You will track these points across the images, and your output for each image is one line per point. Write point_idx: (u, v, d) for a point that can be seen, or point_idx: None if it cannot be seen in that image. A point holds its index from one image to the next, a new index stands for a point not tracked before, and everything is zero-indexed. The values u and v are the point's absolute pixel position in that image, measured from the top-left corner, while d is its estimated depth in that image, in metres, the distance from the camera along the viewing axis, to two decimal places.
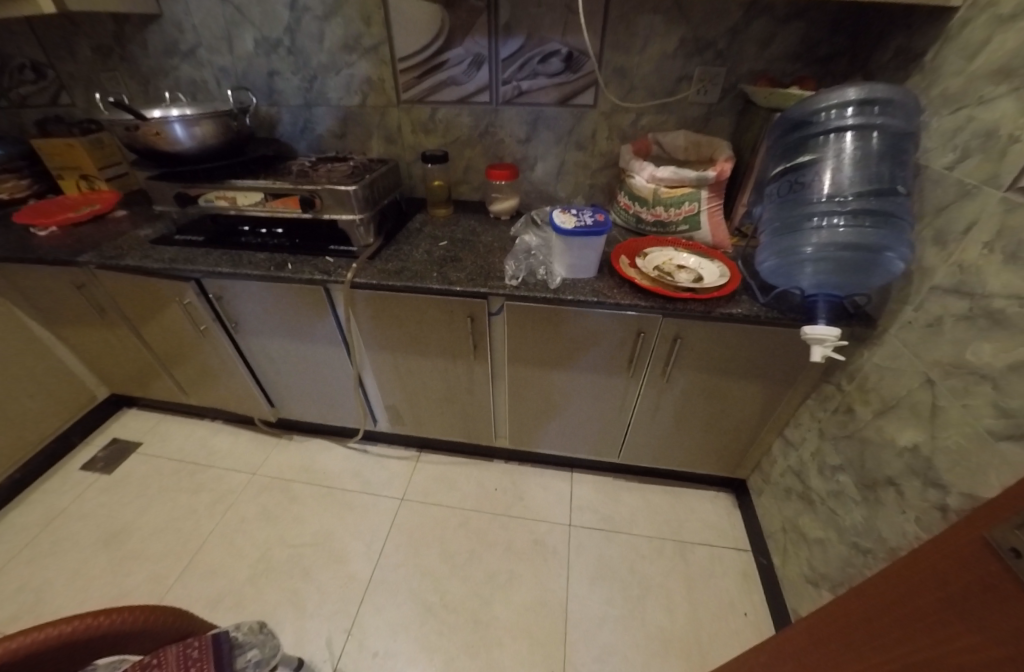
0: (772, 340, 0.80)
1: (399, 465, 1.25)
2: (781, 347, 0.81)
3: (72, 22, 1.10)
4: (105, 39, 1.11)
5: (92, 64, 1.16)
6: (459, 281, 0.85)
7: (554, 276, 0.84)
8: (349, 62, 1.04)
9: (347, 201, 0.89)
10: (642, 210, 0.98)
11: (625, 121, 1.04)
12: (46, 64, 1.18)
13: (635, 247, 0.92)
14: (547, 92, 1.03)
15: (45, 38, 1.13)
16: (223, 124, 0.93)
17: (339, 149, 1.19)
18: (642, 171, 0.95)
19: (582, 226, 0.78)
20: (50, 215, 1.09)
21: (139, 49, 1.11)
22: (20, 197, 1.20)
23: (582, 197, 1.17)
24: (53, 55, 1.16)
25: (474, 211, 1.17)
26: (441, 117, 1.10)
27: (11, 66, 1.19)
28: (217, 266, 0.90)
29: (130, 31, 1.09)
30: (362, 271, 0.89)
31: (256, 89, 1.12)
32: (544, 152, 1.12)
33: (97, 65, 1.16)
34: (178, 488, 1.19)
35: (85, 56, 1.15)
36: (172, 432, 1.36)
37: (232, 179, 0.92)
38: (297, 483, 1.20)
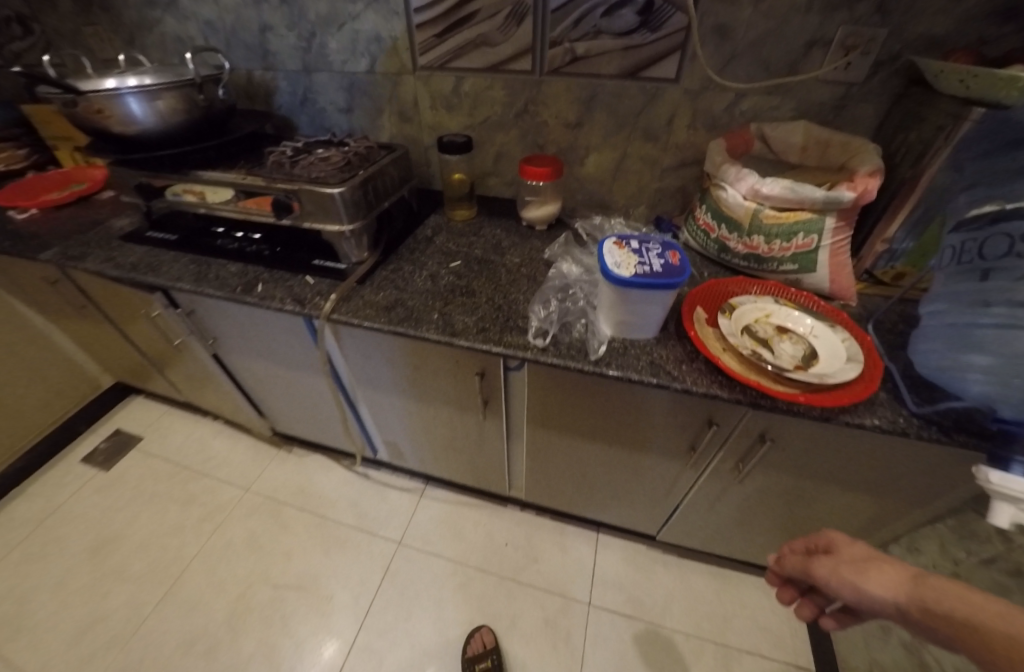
0: (909, 452, 0.55)
1: (402, 499, 1.13)
2: (919, 467, 0.56)
3: None
4: None
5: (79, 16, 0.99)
6: (464, 331, 0.62)
7: (600, 337, 0.60)
8: (352, 13, 0.80)
9: (330, 207, 0.69)
10: (730, 237, 0.70)
11: (716, 103, 0.75)
12: (28, 15, 1.04)
13: (714, 296, 0.66)
14: (612, 58, 0.74)
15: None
16: (188, 99, 0.73)
17: (345, 126, 0.98)
18: (737, 182, 0.66)
19: (649, 276, 0.53)
20: (31, 195, 0.99)
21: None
22: (18, 169, 1.07)
23: (641, 204, 0.91)
24: (35, 6, 1.02)
25: (502, 215, 0.93)
26: (468, 89, 0.85)
27: None
28: (178, 279, 0.75)
29: None
30: (342, 304, 0.68)
31: (248, 48, 0.92)
32: (599, 142, 0.84)
33: (78, 19, 1.00)
34: (170, 500, 1.14)
35: (63, 5, 0.99)
36: (173, 430, 1.31)
37: (201, 169, 0.75)
38: (290, 508, 1.12)
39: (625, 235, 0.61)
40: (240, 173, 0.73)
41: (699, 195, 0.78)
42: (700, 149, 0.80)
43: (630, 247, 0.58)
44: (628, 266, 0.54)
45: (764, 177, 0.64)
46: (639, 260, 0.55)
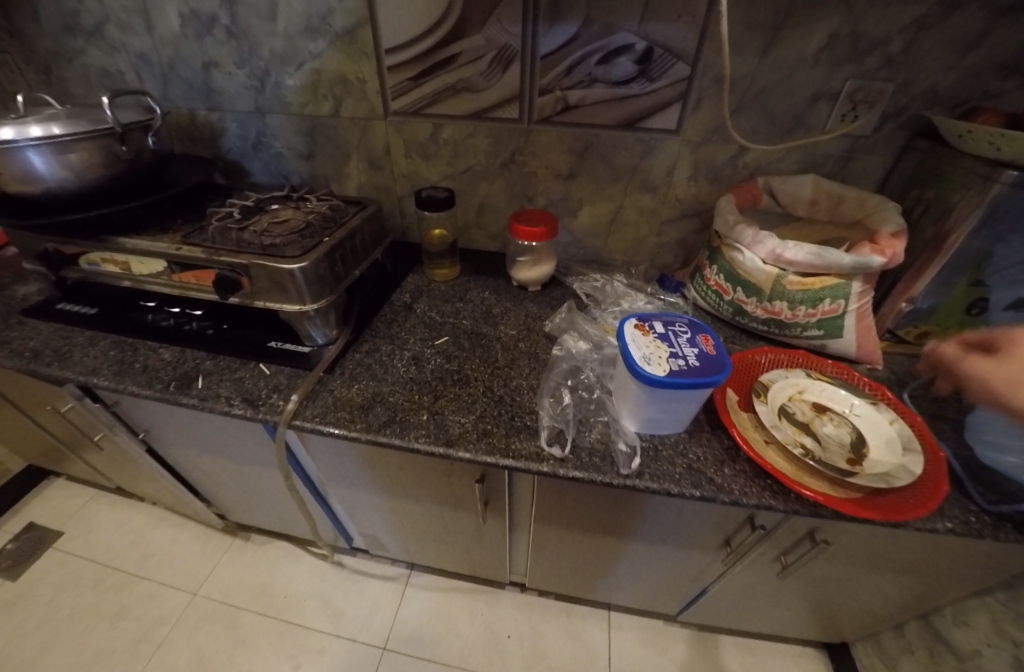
0: (959, 552, 0.51)
1: (383, 591, 0.99)
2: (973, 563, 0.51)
3: None
4: None
5: None
6: (461, 438, 0.53)
7: (626, 436, 0.53)
8: (312, 53, 0.70)
9: (287, 286, 0.58)
10: (748, 301, 0.65)
11: (717, 155, 0.70)
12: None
13: (742, 373, 0.61)
14: (607, 107, 0.68)
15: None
16: (104, 151, 0.58)
17: (306, 173, 0.85)
18: (754, 245, 0.61)
19: (686, 376, 0.46)
20: None
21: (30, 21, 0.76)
22: None
23: (638, 256, 0.84)
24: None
25: (488, 272, 0.84)
26: (447, 137, 0.76)
27: None
28: (94, 371, 0.60)
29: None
30: (309, 403, 0.57)
31: (189, 85, 0.78)
32: (593, 193, 0.78)
33: None
34: (95, 616, 0.94)
35: None
36: (101, 522, 1.10)
37: (125, 236, 0.61)
38: (249, 614, 0.95)
39: (647, 318, 0.55)
40: (175, 243, 0.60)
41: (705, 250, 0.73)
42: (702, 201, 0.75)
43: (656, 335, 0.52)
44: (660, 362, 0.48)
45: (784, 242, 0.59)
46: (670, 353, 0.49)
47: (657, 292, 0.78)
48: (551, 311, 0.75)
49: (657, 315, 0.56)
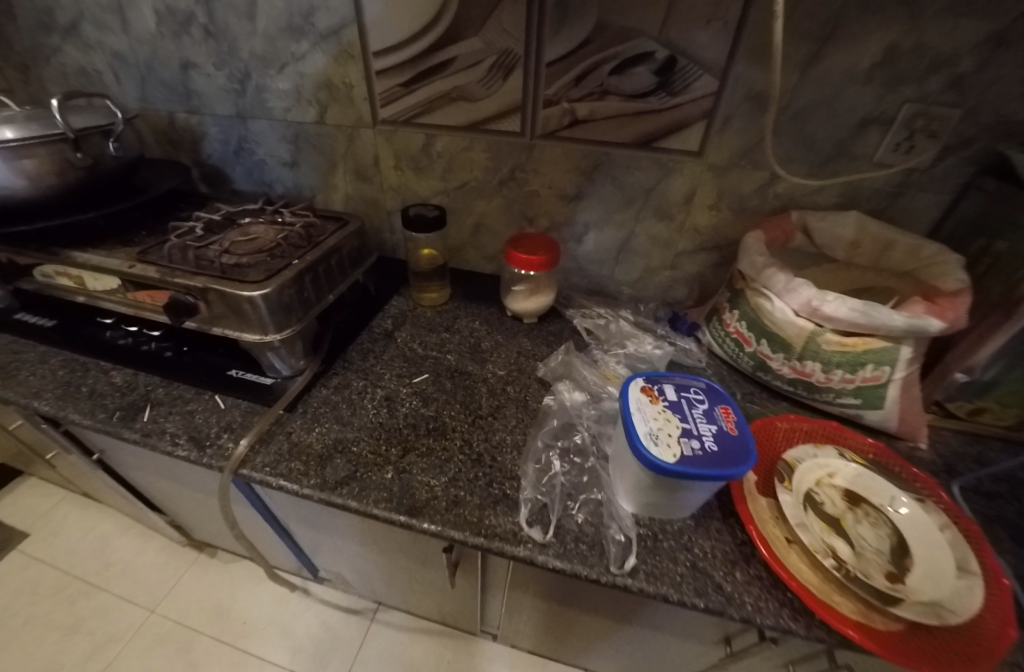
0: None
1: (346, 625, 0.93)
2: None
3: None
4: None
5: None
6: (428, 506, 0.45)
7: (619, 518, 0.45)
8: (296, 54, 0.64)
9: (247, 314, 0.51)
10: (774, 356, 0.56)
11: (744, 183, 0.60)
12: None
13: (764, 443, 0.52)
14: (620, 123, 0.60)
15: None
16: (54, 158, 0.53)
17: (291, 182, 0.80)
18: (786, 293, 0.52)
19: (701, 463, 0.38)
20: None
21: (9, 17, 0.73)
22: None
23: (649, 288, 0.75)
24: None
25: (480, 298, 0.77)
26: (440, 149, 0.69)
27: None
28: (37, 393, 0.55)
29: None
30: (261, 449, 0.50)
31: (171, 86, 0.73)
32: (600, 217, 0.69)
33: None
34: (50, 628, 0.90)
35: None
36: (70, 526, 1.07)
37: (78, 249, 0.56)
38: (206, 640, 0.90)
39: (655, 381, 0.47)
40: (129, 259, 0.55)
41: (725, 291, 0.64)
42: (724, 233, 0.65)
43: (666, 405, 0.44)
44: (670, 442, 0.40)
45: (822, 292, 0.50)
46: (681, 431, 0.41)
47: (668, 336, 0.69)
48: (543, 347, 0.67)
49: (668, 378, 0.48)
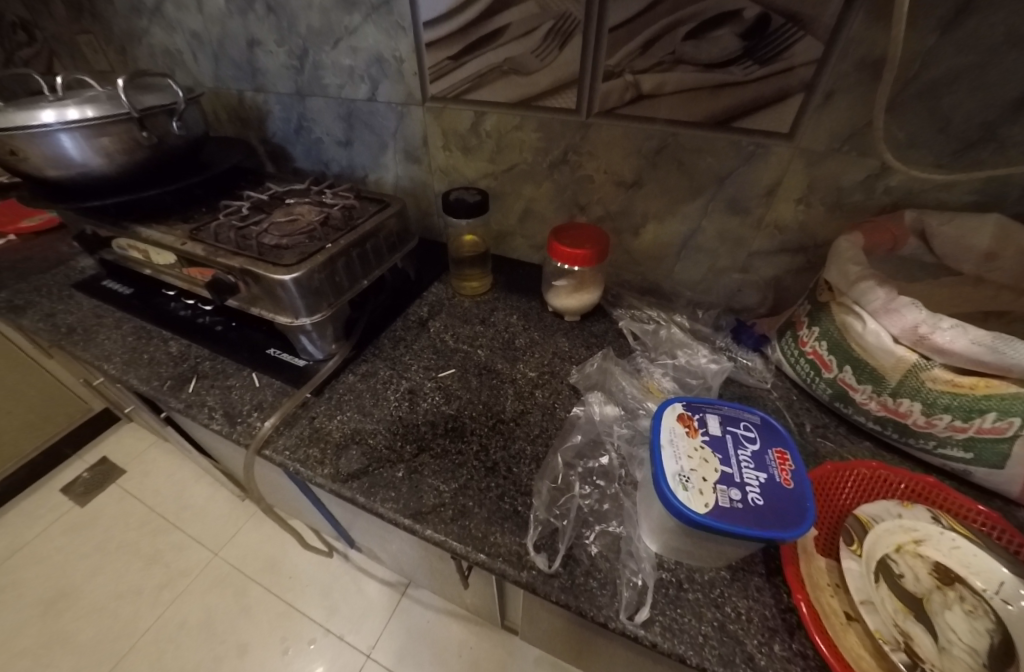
0: None
1: (379, 595, 0.98)
2: None
3: None
4: None
5: (76, 25, 0.87)
6: (433, 512, 0.43)
7: (638, 558, 0.40)
8: (350, 27, 0.62)
9: (280, 296, 0.51)
10: (859, 387, 0.47)
11: (845, 173, 0.49)
12: (32, 21, 0.93)
13: (834, 489, 0.44)
14: (692, 98, 0.51)
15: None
16: (123, 138, 0.55)
17: (345, 162, 0.79)
18: (884, 313, 0.43)
19: (741, 518, 0.33)
20: (13, 215, 0.87)
21: (109, 2, 0.79)
22: None
23: (713, 292, 0.66)
24: (35, 9, 0.90)
25: (523, 291, 0.72)
26: (490, 129, 0.64)
27: None
28: (108, 357, 0.61)
29: None
30: (285, 431, 0.51)
31: (239, 64, 0.75)
32: (662, 208, 0.61)
33: (75, 24, 0.87)
34: (135, 555, 1.04)
35: (62, 10, 0.86)
36: (156, 468, 1.22)
37: (145, 223, 0.60)
38: (257, 587, 0.99)
39: (697, 410, 0.42)
40: (182, 236, 0.57)
41: (805, 302, 0.54)
42: (812, 232, 0.55)
43: (706, 440, 0.39)
44: (706, 486, 0.35)
45: (935, 317, 0.40)
46: (721, 474, 0.36)
47: (728, 349, 0.61)
48: (582, 350, 0.62)
49: (713, 408, 0.43)
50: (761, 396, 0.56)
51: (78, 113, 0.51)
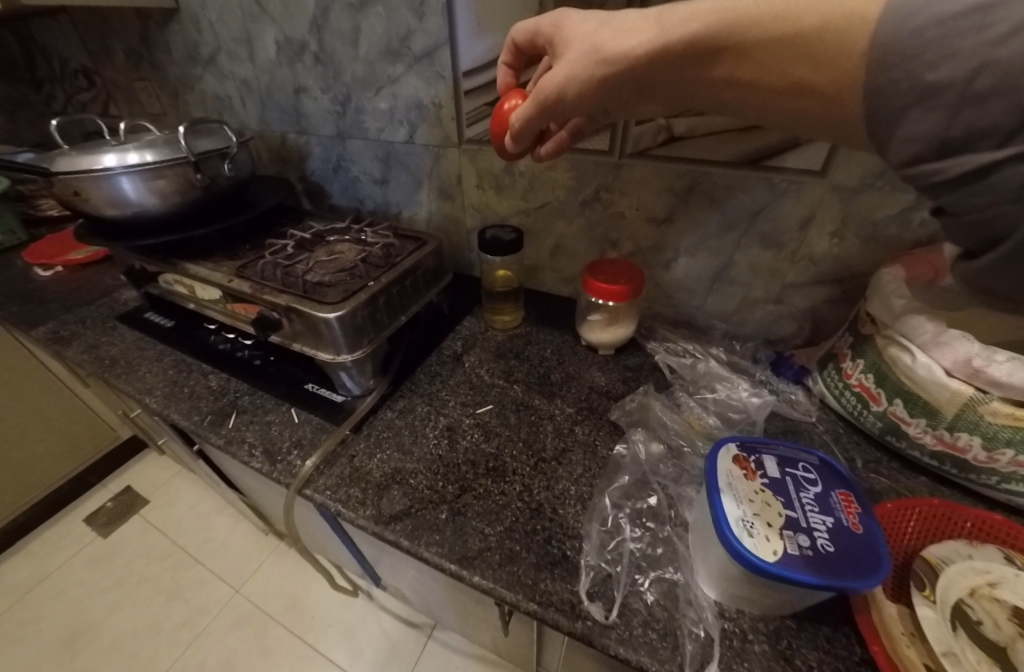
0: None
1: (403, 638, 0.94)
2: None
3: (105, 22, 0.88)
4: (132, 43, 0.88)
5: (133, 74, 0.94)
6: (480, 557, 0.42)
7: (698, 607, 0.39)
8: (391, 77, 0.66)
9: (323, 333, 0.52)
10: (911, 421, 0.46)
11: (880, 207, 0.50)
12: (94, 69, 1.00)
13: (895, 531, 0.42)
14: (724, 138, 0.53)
15: (89, 42, 0.94)
16: (178, 179, 0.58)
17: (379, 199, 0.82)
18: (934, 347, 0.42)
19: (813, 567, 0.32)
20: (62, 250, 0.90)
21: (167, 55, 0.85)
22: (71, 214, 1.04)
23: (747, 324, 0.66)
24: (97, 60, 0.97)
25: (555, 324, 0.73)
26: (523, 168, 0.66)
27: (68, 72, 1.04)
28: (149, 390, 0.61)
29: (156, 32, 0.82)
30: (325, 470, 0.51)
31: (284, 110, 0.79)
32: (695, 243, 0.62)
33: (132, 74, 0.94)
34: (155, 590, 1.02)
35: (121, 61, 0.93)
36: (177, 498, 1.22)
37: (194, 261, 0.62)
38: (277, 627, 0.96)
39: (752, 450, 0.41)
40: (229, 274, 0.59)
41: (847, 335, 0.54)
42: (849, 265, 0.55)
43: (766, 483, 0.38)
44: (772, 532, 0.34)
45: (989, 349, 0.39)
46: (785, 518, 0.35)
47: (769, 381, 0.61)
48: (619, 384, 0.62)
49: (768, 449, 0.42)
50: (806, 432, 0.55)
51: (138, 158, 0.54)
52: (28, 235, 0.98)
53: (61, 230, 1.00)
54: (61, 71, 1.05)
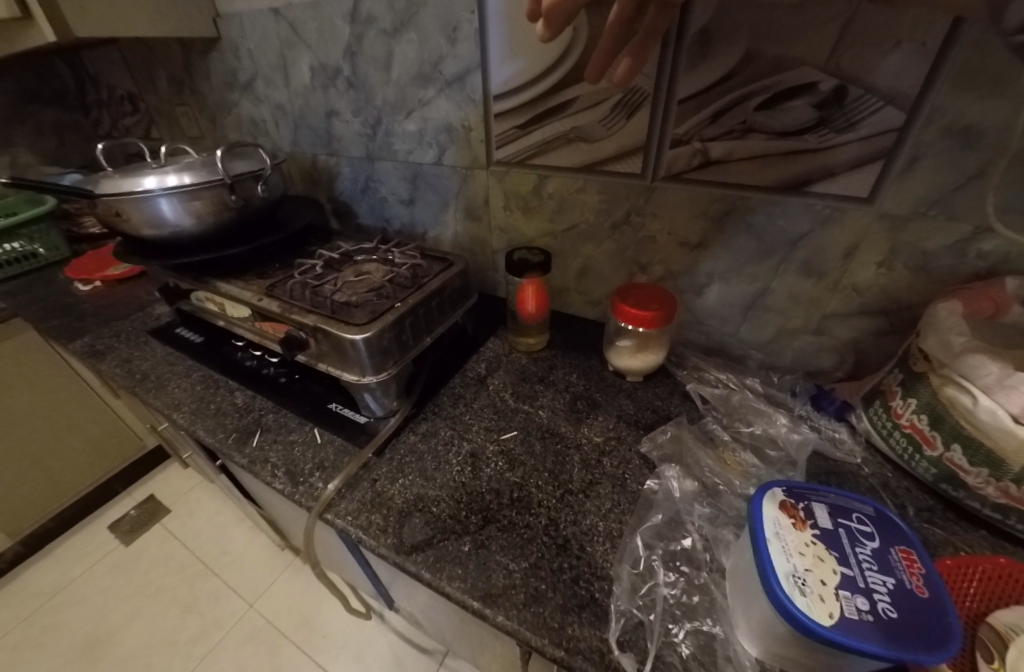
0: None
1: (414, 664, 0.92)
2: None
3: (151, 50, 0.92)
4: (174, 70, 0.92)
5: (173, 98, 0.97)
6: (504, 596, 0.40)
7: (738, 664, 0.35)
8: (422, 100, 0.66)
9: (348, 354, 0.52)
10: (971, 470, 0.42)
11: (932, 237, 0.47)
12: (138, 95, 1.05)
13: (953, 590, 0.39)
14: (763, 164, 0.51)
15: (135, 69, 0.99)
16: (214, 201, 0.59)
17: (406, 219, 0.83)
18: (998, 390, 0.38)
19: (876, 634, 0.29)
20: (100, 265, 0.94)
21: (207, 81, 0.88)
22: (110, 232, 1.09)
23: (784, 354, 0.63)
24: (141, 85, 1.02)
25: (580, 348, 0.72)
26: (552, 190, 0.66)
27: (115, 97, 1.10)
28: (177, 406, 0.62)
29: (197, 58, 0.85)
30: (347, 494, 0.50)
31: (315, 132, 0.81)
32: (729, 269, 0.60)
33: (173, 99, 0.98)
34: (172, 602, 1.03)
35: (164, 86, 0.97)
36: (198, 509, 1.23)
37: (225, 279, 0.63)
38: (289, 645, 0.95)
39: (801, 497, 0.39)
40: (259, 292, 0.59)
41: (896, 371, 0.51)
42: (897, 297, 0.52)
43: (818, 535, 0.35)
44: (827, 591, 0.31)
45: None
46: (841, 577, 0.32)
47: (808, 416, 0.58)
48: (649, 414, 0.60)
49: (817, 496, 0.39)
50: (851, 473, 0.52)
51: (177, 180, 0.56)
52: (71, 251, 1.02)
53: (101, 247, 1.04)
54: (109, 96, 1.11)
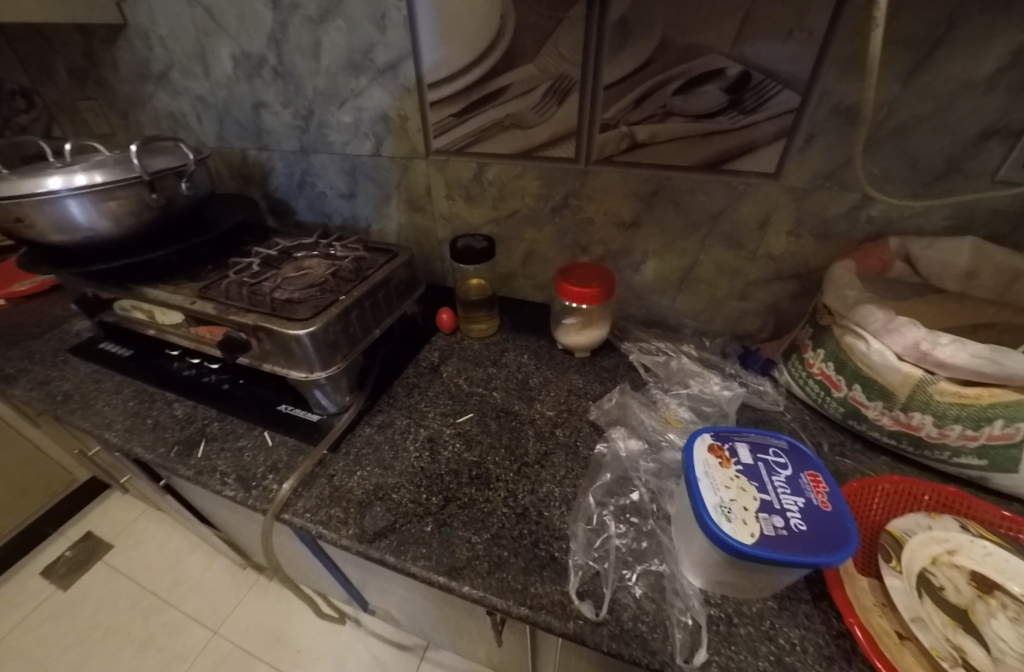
0: None
1: (395, 662, 0.92)
2: None
3: (45, 39, 0.84)
4: (75, 61, 0.84)
5: (77, 92, 0.89)
6: (468, 567, 0.42)
7: (685, 595, 0.39)
8: (355, 90, 0.65)
9: (294, 351, 0.50)
10: (869, 404, 0.48)
11: (828, 206, 0.53)
12: (33, 90, 0.94)
13: (860, 508, 0.44)
14: (683, 146, 0.55)
15: (27, 61, 0.89)
16: (132, 200, 0.55)
17: (347, 212, 0.81)
18: (885, 334, 0.44)
19: (790, 545, 0.33)
20: (4, 282, 0.84)
21: (115, 72, 0.81)
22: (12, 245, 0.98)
23: (715, 321, 0.69)
24: (36, 78, 0.92)
25: (531, 330, 0.74)
26: (492, 178, 0.67)
27: None
28: (108, 424, 0.58)
29: (102, 48, 0.79)
30: (303, 493, 0.49)
31: (244, 126, 0.77)
32: (660, 245, 0.65)
33: (77, 93, 0.89)
34: (125, 642, 0.96)
35: (65, 79, 0.88)
36: (146, 540, 1.15)
37: (152, 284, 0.59)
38: (262, 665, 0.92)
39: (726, 439, 0.43)
40: (191, 296, 0.56)
41: (807, 326, 0.57)
42: (804, 260, 0.58)
43: (740, 470, 0.40)
44: (749, 515, 0.35)
45: (933, 334, 0.42)
46: (760, 501, 0.36)
47: (738, 374, 0.64)
48: (597, 385, 0.63)
49: (741, 437, 0.44)
50: (776, 420, 0.57)
51: (86, 179, 0.51)
52: None
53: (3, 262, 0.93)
54: None
